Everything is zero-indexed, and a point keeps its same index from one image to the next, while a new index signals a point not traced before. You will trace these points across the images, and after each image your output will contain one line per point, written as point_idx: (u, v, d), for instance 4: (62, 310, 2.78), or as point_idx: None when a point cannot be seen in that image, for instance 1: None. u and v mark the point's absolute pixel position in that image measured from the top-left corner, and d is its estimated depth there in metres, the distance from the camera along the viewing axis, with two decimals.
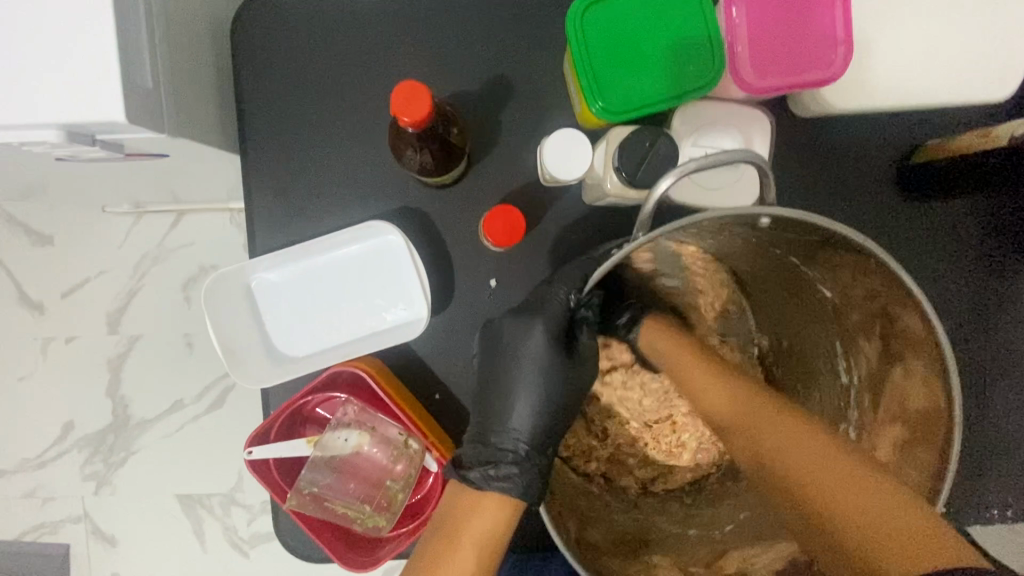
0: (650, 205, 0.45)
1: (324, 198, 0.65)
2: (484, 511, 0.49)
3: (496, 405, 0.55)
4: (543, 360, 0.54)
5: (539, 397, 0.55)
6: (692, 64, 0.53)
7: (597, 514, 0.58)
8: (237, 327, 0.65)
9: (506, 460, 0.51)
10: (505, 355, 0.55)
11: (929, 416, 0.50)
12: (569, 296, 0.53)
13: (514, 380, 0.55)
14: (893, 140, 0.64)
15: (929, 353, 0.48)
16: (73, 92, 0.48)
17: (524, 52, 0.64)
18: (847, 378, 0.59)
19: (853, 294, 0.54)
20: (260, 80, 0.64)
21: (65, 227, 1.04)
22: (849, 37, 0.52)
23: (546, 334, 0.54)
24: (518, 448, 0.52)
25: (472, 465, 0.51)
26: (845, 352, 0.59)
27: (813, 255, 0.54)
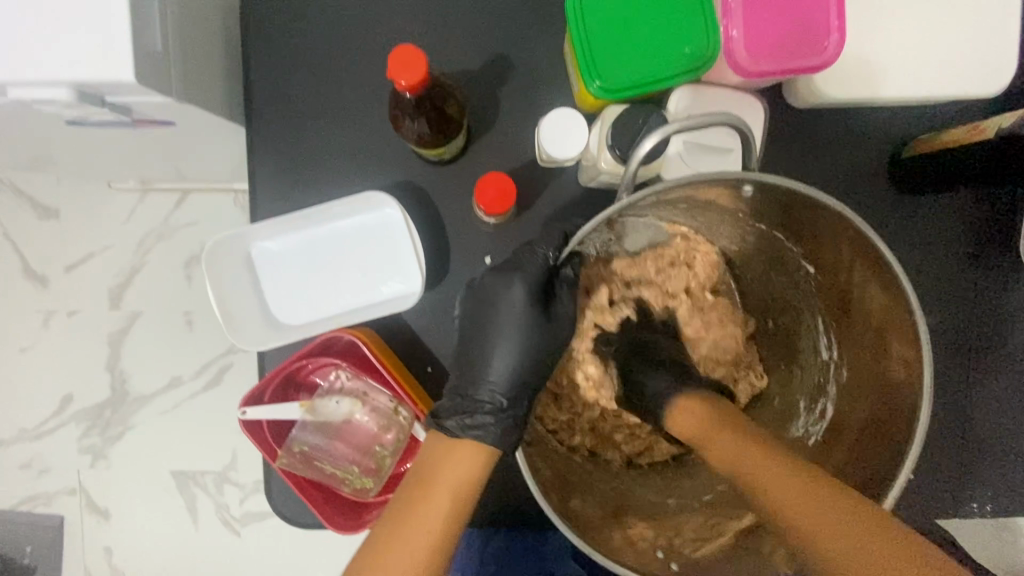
0: (631, 167, 0.47)
1: (326, 172, 0.66)
2: (463, 458, 0.50)
3: (474, 358, 0.56)
4: (519, 315, 0.55)
5: (518, 353, 0.55)
6: (688, 45, 0.54)
7: (579, 481, 0.60)
8: (236, 293, 0.66)
9: (482, 410, 0.53)
10: (484, 308, 0.56)
11: (904, 387, 0.50)
12: (548, 253, 0.56)
13: (494, 336, 0.55)
14: (885, 134, 0.66)
15: (903, 325, 0.49)
16: (85, 51, 0.50)
17: (526, 36, 0.65)
18: (829, 354, 0.61)
19: (834, 266, 0.55)
20: (268, 56, 0.66)
21: (72, 202, 1.05)
22: (842, 24, 0.53)
23: (526, 290, 0.55)
24: (496, 399, 0.54)
25: (448, 415, 0.53)
26: (826, 327, 0.60)
27: (792, 225, 0.55)
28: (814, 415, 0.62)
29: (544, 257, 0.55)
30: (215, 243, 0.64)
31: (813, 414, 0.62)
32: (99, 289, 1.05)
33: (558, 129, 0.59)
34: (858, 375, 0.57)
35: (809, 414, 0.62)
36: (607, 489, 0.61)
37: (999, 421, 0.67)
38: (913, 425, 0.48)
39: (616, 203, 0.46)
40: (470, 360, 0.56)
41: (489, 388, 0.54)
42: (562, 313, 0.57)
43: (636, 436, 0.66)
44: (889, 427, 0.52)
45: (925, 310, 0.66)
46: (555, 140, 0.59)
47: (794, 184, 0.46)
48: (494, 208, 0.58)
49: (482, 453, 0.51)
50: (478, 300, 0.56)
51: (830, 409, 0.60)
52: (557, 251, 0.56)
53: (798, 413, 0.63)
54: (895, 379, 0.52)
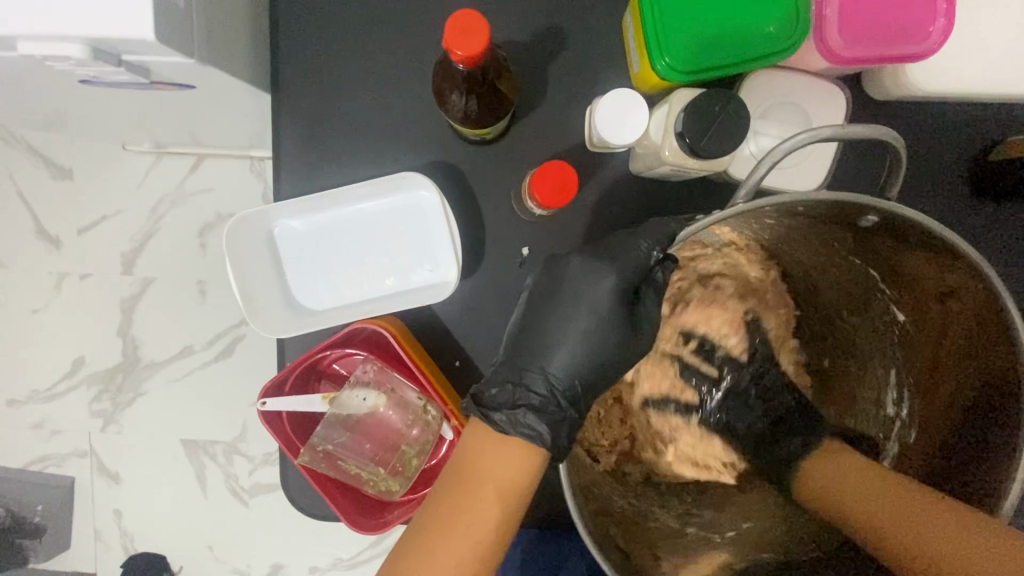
0: (747, 190, 0.43)
1: (356, 146, 0.61)
2: (514, 457, 0.46)
3: (534, 348, 0.52)
4: (597, 309, 0.51)
5: (578, 352, 0.51)
6: (772, 25, 0.48)
7: (600, 492, 0.54)
8: (257, 273, 0.62)
9: (530, 407, 0.48)
10: (555, 296, 0.52)
11: (987, 463, 0.46)
12: (650, 251, 0.50)
13: (561, 329, 0.52)
14: (971, 133, 0.59)
15: (1000, 384, 0.46)
16: (100, 2, 0.44)
17: (581, 4, 0.59)
18: (895, 410, 0.56)
19: (929, 314, 0.52)
20: (297, 15, 0.60)
21: (86, 161, 1.01)
22: (951, 8, 0.47)
23: (615, 288, 0.51)
24: (549, 396, 0.50)
25: (497, 406, 0.48)
26: (898, 381, 0.55)
27: (892, 263, 0.51)
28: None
29: (644, 251, 0.50)
30: (239, 217, 0.60)
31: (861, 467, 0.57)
32: (113, 253, 1.02)
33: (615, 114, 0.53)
34: (927, 434, 0.53)
35: None
36: (633, 508, 0.56)
37: None
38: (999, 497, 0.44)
39: (732, 209, 0.42)
40: (528, 349, 0.52)
41: (548, 380, 0.50)
42: (642, 316, 0.53)
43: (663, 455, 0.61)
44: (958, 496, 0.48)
45: None
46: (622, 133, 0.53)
47: (925, 221, 0.42)
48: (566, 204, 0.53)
49: (531, 454, 0.47)
50: (555, 285, 0.52)
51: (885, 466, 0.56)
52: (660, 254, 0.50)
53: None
54: (968, 458, 0.48)
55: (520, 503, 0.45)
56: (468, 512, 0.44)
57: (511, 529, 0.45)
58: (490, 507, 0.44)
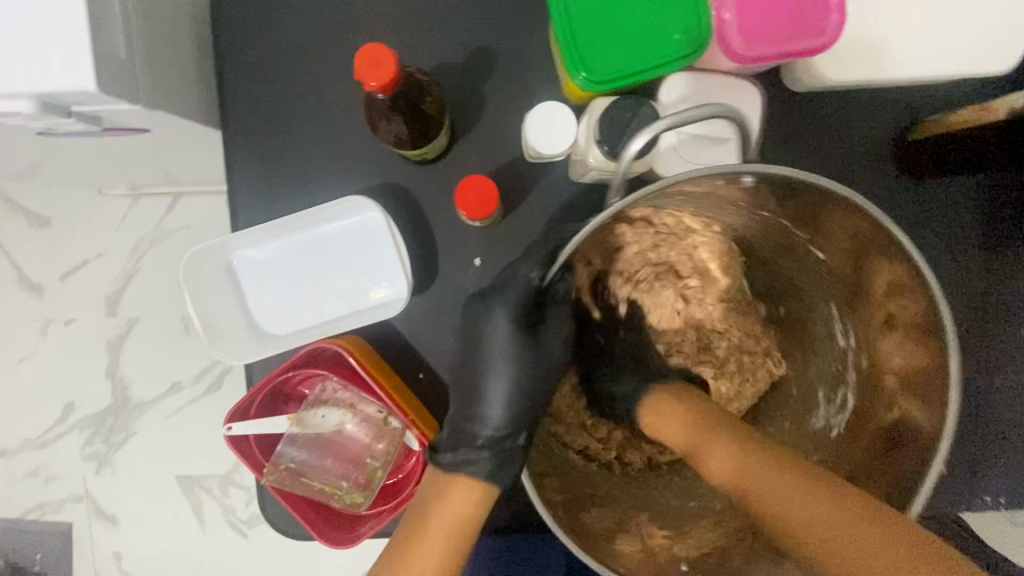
0: (622, 170, 0.46)
1: (307, 174, 0.64)
2: (451, 508, 0.51)
3: (471, 387, 0.55)
4: (509, 347, 0.54)
5: (506, 386, 0.54)
6: (678, 32, 0.51)
7: (592, 488, 0.57)
8: (220, 303, 0.65)
9: (474, 447, 0.53)
10: (474, 340, 0.55)
11: (928, 368, 0.48)
12: (531, 274, 0.53)
13: (482, 369, 0.55)
14: (891, 115, 0.62)
15: (916, 300, 0.47)
16: (42, 59, 0.47)
17: (508, 24, 0.62)
18: (845, 341, 0.57)
19: (842, 253, 0.52)
20: (243, 55, 0.63)
21: (64, 209, 1.04)
22: (842, 3, 0.50)
23: (509, 320, 0.54)
24: (489, 436, 0.54)
25: (444, 451, 0.54)
26: (840, 314, 0.56)
27: (807, 216, 0.51)
28: (835, 407, 0.58)
29: (530, 277, 0.53)
30: (194, 252, 0.63)
31: (833, 405, 0.58)
32: (95, 297, 1.04)
33: (544, 126, 0.56)
34: (876, 359, 0.54)
35: (829, 406, 0.59)
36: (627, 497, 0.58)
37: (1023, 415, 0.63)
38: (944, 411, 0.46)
39: (612, 209, 0.44)
40: (465, 390, 0.56)
41: (483, 423, 0.54)
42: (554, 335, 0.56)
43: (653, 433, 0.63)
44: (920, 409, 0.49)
45: None
46: (558, 143, 0.56)
47: (799, 174, 0.43)
48: (488, 208, 0.55)
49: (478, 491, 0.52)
50: (466, 332, 0.55)
51: (851, 398, 0.56)
52: (539, 274, 0.53)
53: (817, 405, 0.60)
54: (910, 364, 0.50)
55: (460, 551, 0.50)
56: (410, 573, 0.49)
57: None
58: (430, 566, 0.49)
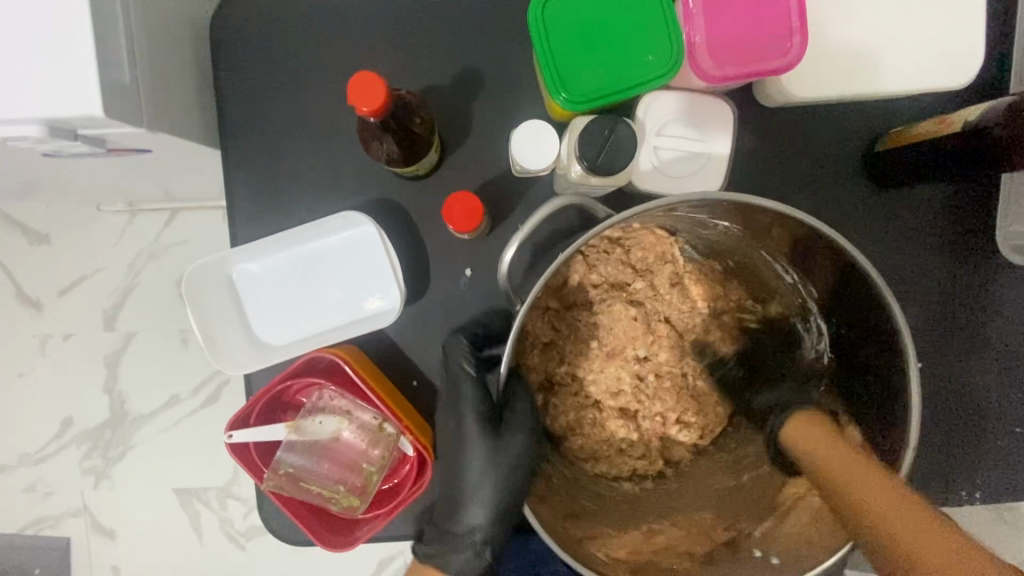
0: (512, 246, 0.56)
1: (303, 191, 0.67)
2: None
3: (453, 502, 0.60)
4: (477, 442, 0.59)
5: (482, 473, 0.59)
6: (652, 54, 0.54)
7: (615, 509, 0.61)
8: (220, 316, 0.67)
9: (464, 549, 0.59)
10: (452, 461, 0.60)
11: (860, 282, 0.50)
12: (466, 365, 0.60)
13: (456, 469, 0.60)
14: (858, 129, 0.65)
15: (830, 250, 0.50)
16: (51, 87, 0.50)
17: (494, 47, 0.65)
18: (791, 277, 0.59)
19: (766, 233, 0.54)
20: (241, 78, 0.66)
21: (64, 226, 1.06)
22: (804, 26, 0.53)
23: (467, 416, 0.60)
24: (475, 536, 0.59)
25: (429, 545, 0.60)
26: (777, 258, 0.58)
27: (735, 216, 0.53)
28: (814, 335, 0.60)
29: (467, 375, 0.59)
30: (194, 267, 0.65)
31: (811, 334, 0.60)
32: (95, 312, 1.06)
33: (528, 142, 0.59)
34: (822, 291, 0.56)
35: (810, 335, 0.61)
36: (674, 501, 0.62)
37: (988, 409, 0.66)
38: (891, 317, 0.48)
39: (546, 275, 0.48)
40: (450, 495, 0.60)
41: (467, 527, 0.59)
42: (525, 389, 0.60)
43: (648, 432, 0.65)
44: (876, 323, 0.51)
45: (907, 303, 0.66)
46: (542, 159, 0.59)
47: (720, 196, 0.46)
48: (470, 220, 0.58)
49: None
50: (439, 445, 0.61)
51: (823, 323, 0.59)
52: (472, 365, 0.60)
53: (796, 338, 0.62)
54: (846, 285, 0.52)
55: None
56: None
57: None
58: None
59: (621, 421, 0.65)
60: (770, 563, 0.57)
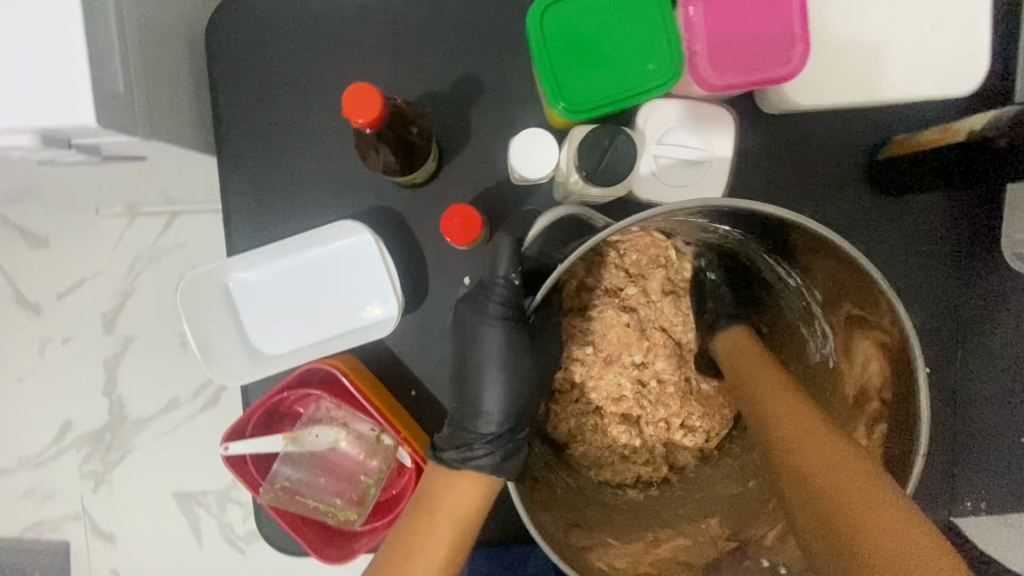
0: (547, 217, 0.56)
1: (300, 199, 0.66)
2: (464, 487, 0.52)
3: (466, 391, 0.56)
4: (498, 341, 0.55)
5: (508, 372, 0.55)
6: (652, 62, 0.54)
7: (618, 518, 0.59)
8: (217, 325, 0.67)
9: (480, 441, 0.53)
10: (467, 345, 0.56)
11: (863, 285, 0.48)
12: (509, 274, 0.55)
13: (483, 350, 0.55)
14: (862, 135, 0.64)
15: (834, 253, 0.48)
16: (43, 97, 0.49)
17: (493, 53, 0.65)
18: (793, 280, 0.58)
19: (766, 234, 0.53)
20: (237, 84, 0.66)
21: (62, 229, 1.05)
22: (806, 33, 0.53)
23: (501, 319, 0.55)
24: (494, 429, 0.54)
25: (446, 447, 0.54)
26: (777, 260, 0.57)
27: (734, 220, 0.53)
28: (818, 337, 0.59)
29: (504, 276, 0.55)
30: (191, 277, 0.64)
31: (816, 336, 0.59)
32: (93, 316, 1.05)
33: (527, 151, 0.58)
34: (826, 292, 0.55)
35: (814, 337, 0.59)
36: (678, 508, 0.61)
37: (994, 418, 0.65)
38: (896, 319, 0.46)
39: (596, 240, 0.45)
40: (463, 393, 0.56)
41: (491, 425, 0.54)
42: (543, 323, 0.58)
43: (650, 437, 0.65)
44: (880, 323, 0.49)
45: (911, 312, 0.65)
46: (540, 168, 0.59)
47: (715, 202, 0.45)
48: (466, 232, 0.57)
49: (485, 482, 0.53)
50: (461, 331, 0.56)
51: (827, 326, 0.57)
52: (515, 271, 0.55)
53: (800, 339, 0.61)
54: (848, 286, 0.51)
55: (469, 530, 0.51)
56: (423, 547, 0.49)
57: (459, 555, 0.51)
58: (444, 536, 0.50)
59: (623, 427, 0.64)
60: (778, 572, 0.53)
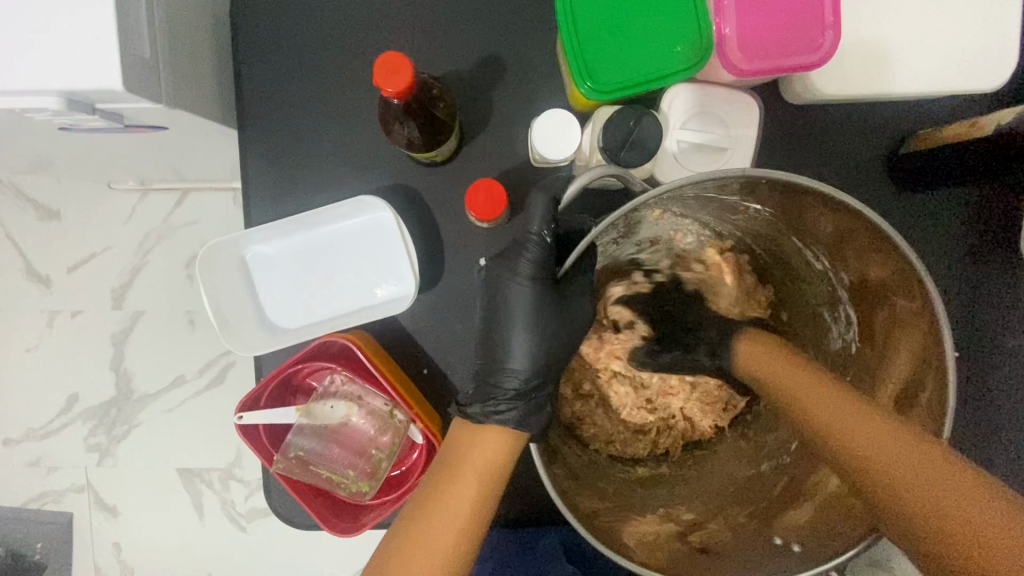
0: (573, 190, 0.49)
1: (318, 173, 0.66)
2: (490, 437, 0.52)
3: (493, 347, 0.56)
4: (528, 301, 0.55)
5: (534, 332, 0.55)
6: (681, 45, 0.53)
7: (639, 500, 0.58)
8: (233, 297, 0.67)
9: (505, 396, 0.53)
10: (497, 303, 0.55)
11: (898, 271, 0.47)
12: (542, 229, 0.53)
13: (511, 308, 0.55)
14: (883, 129, 0.64)
15: (866, 233, 0.47)
16: (71, 59, 0.49)
17: (516, 34, 0.64)
18: (821, 265, 0.57)
19: (794, 215, 0.52)
20: (259, 57, 0.66)
21: (74, 203, 1.06)
22: (838, 21, 0.52)
23: (529, 275, 0.54)
24: (518, 384, 0.54)
25: (471, 403, 0.54)
26: (805, 243, 0.56)
27: (768, 200, 0.52)
28: (843, 324, 0.58)
29: (536, 234, 0.53)
30: (207, 248, 0.64)
31: (840, 323, 0.58)
32: (102, 290, 1.06)
33: (551, 130, 0.58)
34: (853, 275, 0.54)
35: (838, 324, 0.59)
36: (695, 486, 0.60)
37: (1008, 421, 0.65)
38: (926, 298, 0.45)
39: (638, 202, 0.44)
40: (490, 349, 0.56)
41: (517, 377, 0.54)
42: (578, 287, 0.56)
43: (670, 426, 0.64)
44: (911, 308, 0.48)
45: None
46: (563, 148, 0.58)
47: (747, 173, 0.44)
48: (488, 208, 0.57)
49: (509, 435, 0.52)
50: (492, 289, 0.55)
51: (853, 312, 0.57)
52: (547, 227, 0.53)
53: (825, 325, 0.60)
54: (881, 271, 0.50)
55: (497, 481, 0.51)
56: (448, 498, 0.49)
57: (488, 505, 0.50)
58: (470, 488, 0.49)
59: (641, 409, 0.65)
60: (793, 552, 0.52)
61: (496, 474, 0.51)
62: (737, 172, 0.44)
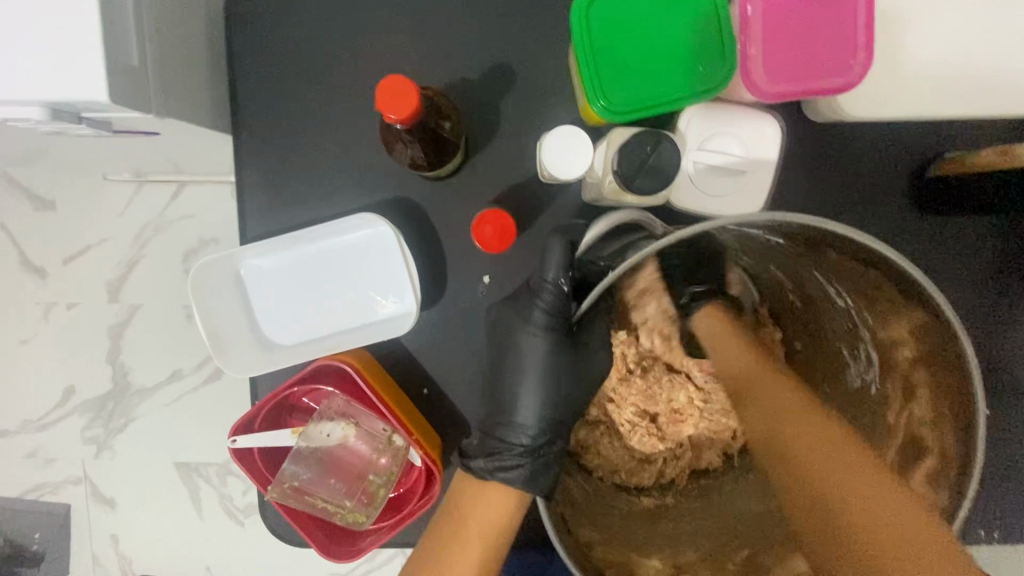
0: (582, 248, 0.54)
1: (317, 183, 0.63)
2: (492, 498, 0.52)
3: (501, 394, 0.55)
4: (539, 351, 0.54)
5: (543, 384, 0.54)
6: (703, 63, 0.51)
7: (641, 535, 0.56)
8: (227, 312, 0.65)
9: (512, 452, 0.53)
10: (507, 348, 0.55)
11: (932, 321, 0.45)
12: (559, 280, 0.53)
13: (521, 356, 0.54)
14: (909, 149, 0.61)
15: (901, 279, 0.45)
16: (54, 68, 0.46)
17: (528, 38, 0.61)
18: (843, 301, 0.55)
19: (821, 250, 0.50)
20: (257, 57, 0.62)
21: (68, 193, 1.03)
22: (870, 43, 0.49)
23: (541, 325, 0.54)
24: (525, 440, 0.53)
25: (476, 455, 0.54)
26: (828, 279, 0.54)
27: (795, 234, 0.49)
28: (862, 362, 0.56)
29: (551, 283, 0.53)
30: (202, 262, 0.62)
31: (859, 361, 0.56)
32: (98, 282, 1.03)
33: (562, 149, 0.55)
34: (879, 313, 0.52)
35: (857, 361, 0.57)
36: (700, 518, 0.59)
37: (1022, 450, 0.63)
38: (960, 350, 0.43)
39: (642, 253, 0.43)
40: (498, 398, 0.56)
41: (525, 432, 0.54)
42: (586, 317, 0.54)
43: (678, 457, 0.63)
44: (943, 356, 0.47)
45: None
46: (574, 167, 0.55)
47: (778, 216, 0.41)
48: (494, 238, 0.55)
49: (512, 495, 0.52)
50: (502, 334, 0.55)
51: (874, 352, 0.55)
52: (563, 277, 0.53)
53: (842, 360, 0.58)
54: (914, 316, 0.48)
55: (501, 542, 0.51)
56: (452, 563, 0.50)
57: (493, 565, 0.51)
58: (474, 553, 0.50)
59: (649, 438, 0.62)
60: None
61: (501, 534, 0.51)
62: (766, 215, 0.41)
